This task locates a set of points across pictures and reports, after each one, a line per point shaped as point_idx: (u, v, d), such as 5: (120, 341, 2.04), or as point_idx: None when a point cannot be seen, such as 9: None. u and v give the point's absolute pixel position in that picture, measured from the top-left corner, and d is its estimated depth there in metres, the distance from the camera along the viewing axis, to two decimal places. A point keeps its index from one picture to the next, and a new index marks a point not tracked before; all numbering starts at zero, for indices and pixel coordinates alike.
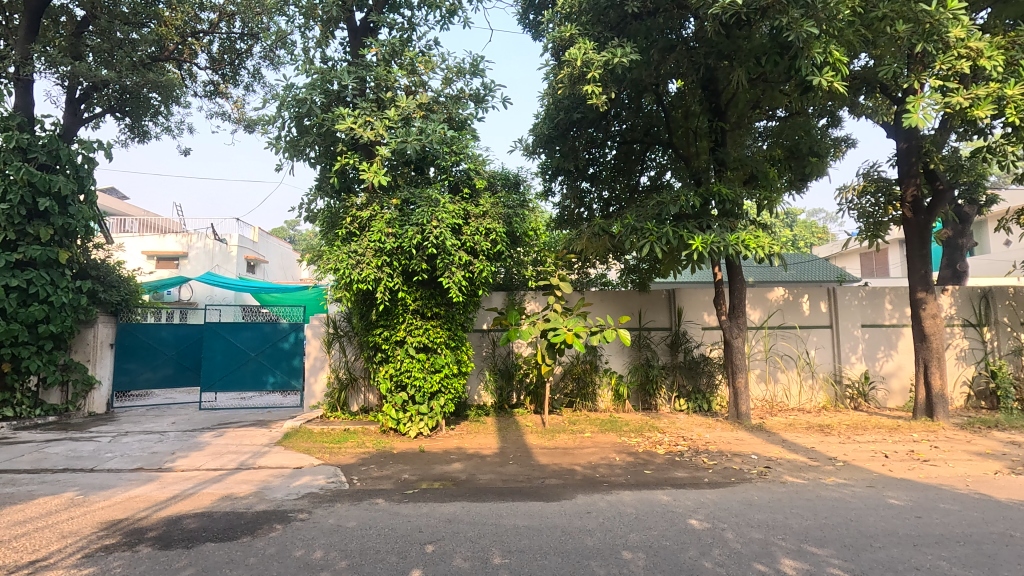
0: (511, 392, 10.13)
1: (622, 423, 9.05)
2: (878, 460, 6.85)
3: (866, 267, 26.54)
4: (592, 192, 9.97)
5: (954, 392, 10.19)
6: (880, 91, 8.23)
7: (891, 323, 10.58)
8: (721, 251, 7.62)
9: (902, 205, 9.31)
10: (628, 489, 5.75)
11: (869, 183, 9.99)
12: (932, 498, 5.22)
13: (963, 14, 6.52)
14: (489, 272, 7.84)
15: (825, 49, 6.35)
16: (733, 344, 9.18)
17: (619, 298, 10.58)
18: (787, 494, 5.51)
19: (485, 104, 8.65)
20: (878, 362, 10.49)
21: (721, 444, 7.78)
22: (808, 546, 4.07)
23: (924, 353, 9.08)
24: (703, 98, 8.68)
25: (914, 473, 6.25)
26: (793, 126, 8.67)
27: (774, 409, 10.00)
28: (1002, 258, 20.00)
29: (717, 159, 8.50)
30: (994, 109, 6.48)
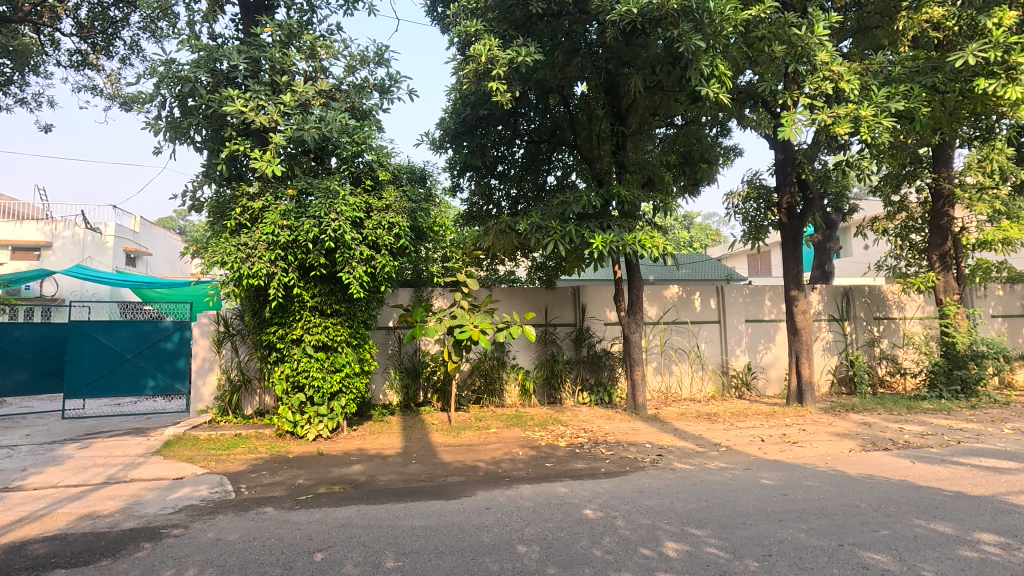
0: (418, 390, 9.97)
1: (528, 417, 9.20)
2: (755, 444, 7.48)
3: (753, 268, 29.04)
4: (500, 190, 10.02)
5: (821, 380, 11.37)
6: (762, 106, 8.96)
7: (770, 318, 11.60)
8: (619, 250, 7.93)
9: (779, 211, 10.23)
10: (528, 483, 5.85)
11: (752, 190, 10.88)
12: (797, 476, 5.79)
13: (827, 40, 7.29)
14: (392, 268, 7.65)
15: (712, 63, 6.84)
16: (632, 339, 9.63)
17: (526, 295, 10.76)
18: (675, 479, 5.88)
19: (391, 95, 8.41)
20: (759, 354, 11.46)
21: (619, 434, 8.13)
22: (690, 528, 4.35)
23: (796, 345, 10.05)
24: (606, 103, 9.00)
25: (785, 454, 6.90)
26: (687, 134, 9.24)
27: (668, 399, 10.63)
28: (862, 261, 22.68)
29: (618, 161, 8.95)
30: (851, 127, 7.29)
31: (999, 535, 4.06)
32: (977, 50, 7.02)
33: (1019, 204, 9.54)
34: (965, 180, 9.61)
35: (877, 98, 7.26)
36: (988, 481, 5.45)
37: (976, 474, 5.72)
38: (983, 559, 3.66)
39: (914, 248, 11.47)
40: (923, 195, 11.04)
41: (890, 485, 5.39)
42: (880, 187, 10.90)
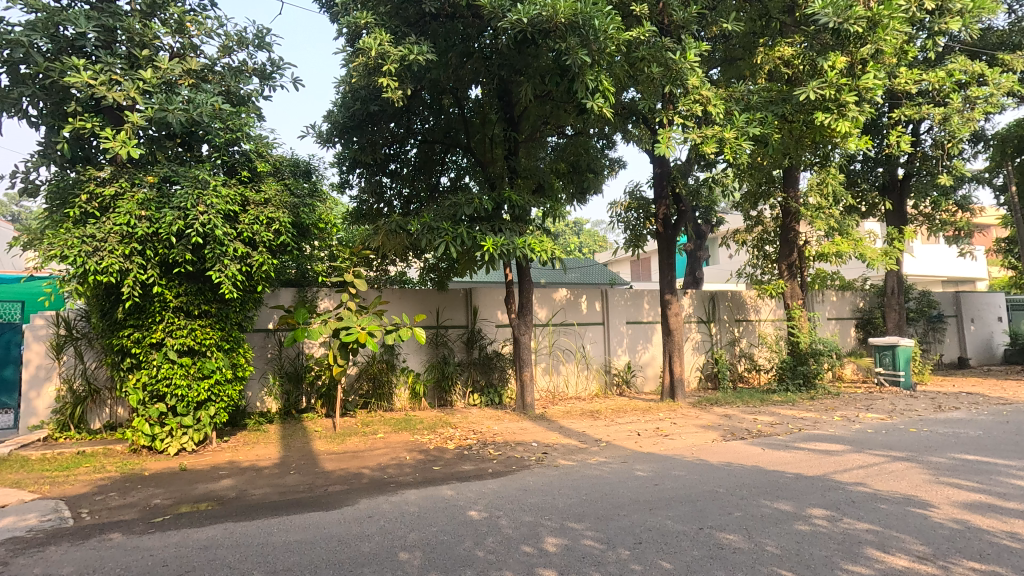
0: (300, 396, 9.40)
1: (416, 421, 9.05)
2: (632, 438, 7.98)
3: (635, 273, 31.07)
4: (391, 189, 9.78)
5: (692, 376, 12.40)
6: (643, 122, 9.58)
7: (648, 319, 12.45)
8: (509, 252, 8.06)
9: (656, 221, 11.01)
10: (414, 488, 5.74)
11: (632, 201, 11.61)
12: (667, 467, 6.26)
13: (697, 67, 8.00)
14: (270, 267, 7.16)
15: (596, 77, 7.21)
16: (521, 341, 9.83)
17: (417, 297, 10.57)
18: (558, 476, 6.09)
19: (273, 82, 7.88)
20: (638, 353, 12.25)
21: (507, 435, 8.27)
22: (569, 522, 4.52)
23: (670, 345, 10.89)
24: (499, 108, 9.13)
25: (658, 446, 7.44)
26: (576, 144, 9.66)
27: (555, 398, 11.02)
28: (727, 268, 25.17)
29: (510, 166, 9.10)
30: (717, 147, 8.07)
31: (826, 510, 4.68)
32: (817, 88, 8.09)
33: (849, 223, 11.07)
34: (808, 201, 10.99)
35: (738, 122, 8.08)
36: (820, 462, 6.27)
37: (811, 457, 6.57)
38: (814, 532, 4.20)
39: (768, 259, 12.93)
40: (775, 212, 12.51)
41: (743, 470, 6.01)
42: (742, 203, 12.17)
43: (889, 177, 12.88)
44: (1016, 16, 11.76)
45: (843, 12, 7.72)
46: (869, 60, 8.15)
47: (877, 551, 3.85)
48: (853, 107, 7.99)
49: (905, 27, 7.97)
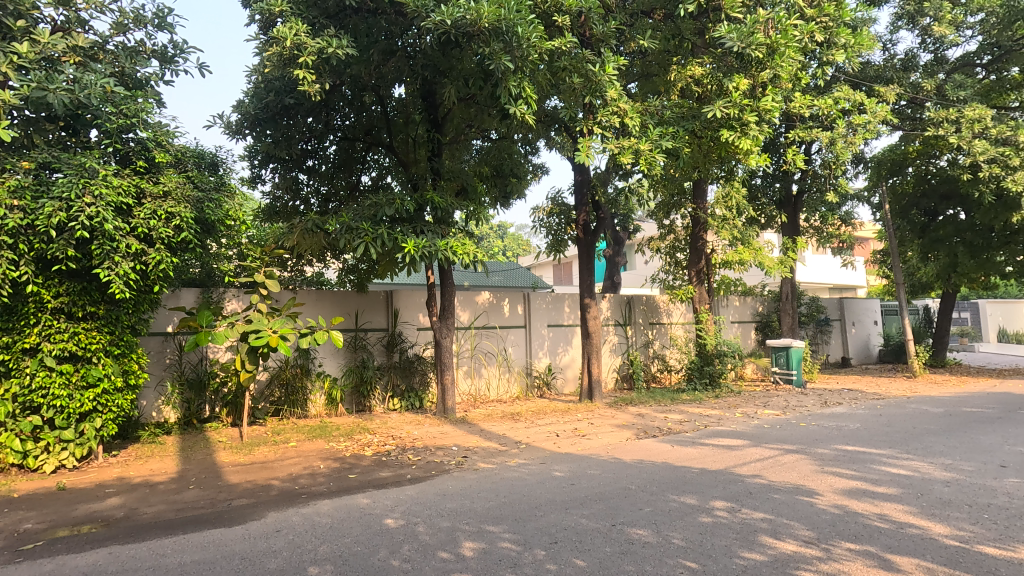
0: (203, 405, 8.75)
1: (332, 427, 8.70)
2: (551, 439, 8.13)
3: (557, 277, 31.78)
4: (308, 186, 9.35)
5: (609, 377, 12.84)
6: (565, 130, 9.84)
7: (569, 322, 12.76)
8: (430, 255, 7.95)
9: (577, 227, 11.32)
10: (327, 498, 5.51)
11: (554, 207, 11.91)
12: (583, 467, 6.44)
13: (615, 80, 8.33)
14: (169, 266, 6.62)
15: (519, 85, 7.31)
16: (442, 344, 9.74)
17: (334, 298, 10.18)
18: (478, 479, 6.09)
19: (175, 66, 7.31)
20: (559, 355, 12.53)
21: (427, 439, 8.15)
22: (487, 526, 4.52)
23: (588, 347, 11.21)
24: (423, 108, 9.01)
25: (575, 446, 7.64)
26: (500, 149, 9.74)
27: (477, 401, 11.01)
28: (643, 273, 26.37)
29: (433, 168, 9.00)
30: (634, 158, 8.46)
31: (727, 501, 5.01)
32: (723, 106, 8.68)
33: (751, 233, 11.95)
34: (714, 212, 11.88)
35: (653, 135, 8.50)
36: (722, 457, 6.70)
37: (715, 452, 7.00)
38: (715, 523, 4.48)
39: (679, 265, 13.65)
40: (685, 222, 13.29)
41: (654, 467, 6.30)
42: (656, 212, 12.82)
43: (784, 192, 14.06)
44: (889, 54, 13.25)
45: (746, 38, 8.34)
46: (768, 83, 8.84)
47: (770, 538, 4.16)
48: (754, 127, 8.64)
49: (799, 56, 8.74)
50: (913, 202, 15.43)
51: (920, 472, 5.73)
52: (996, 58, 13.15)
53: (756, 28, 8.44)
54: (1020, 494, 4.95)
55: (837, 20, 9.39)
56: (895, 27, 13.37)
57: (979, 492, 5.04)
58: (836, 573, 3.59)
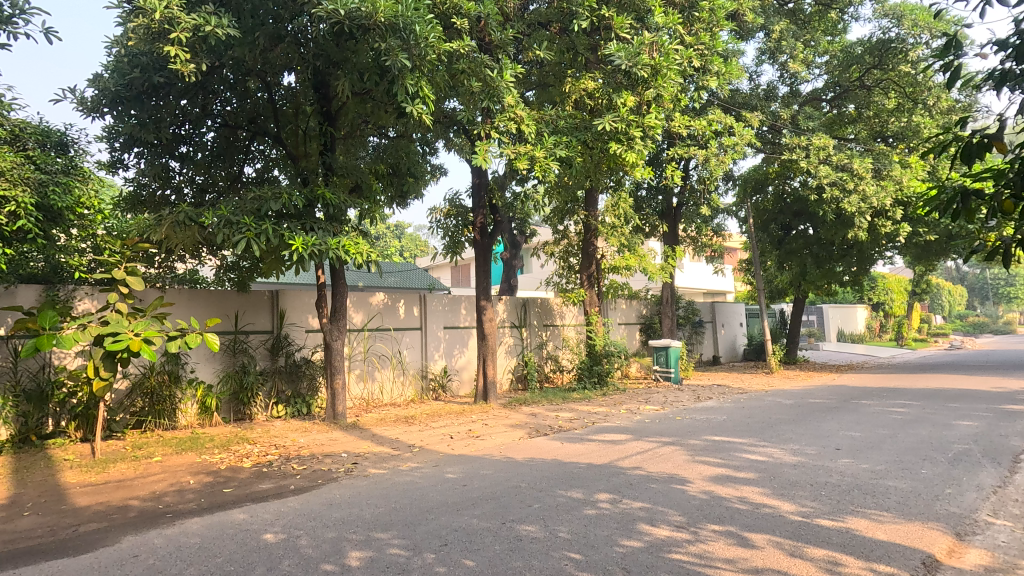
0: (45, 418, 7.64)
1: (206, 439, 7.96)
2: (445, 441, 8.08)
3: (455, 279, 31.70)
4: (181, 174, 8.54)
5: (504, 378, 13.06)
6: (463, 132, 9.88)
7: (465, 324, 12.78)
8: (320, 253, 7.56)
9: (473, 230, 11.38)
10: (196, 516, 5.05)
11: (452, 209, 12.00)
12: (476, 467, 6.48)
13: (512, 87, 8.53)
14: (2, 257, 5.74)
15: (416, 83, 7.22)
16: (333, 347, 9.31)
17: (211, 298, 9.36)
18: (367, 486, 5.90)
19: (13, 27, 6.34)
20: (455, 357, 12.51)
21: (314, 447, 7.75)
22: (375, 533, 4.40)
23: (484, 349, 11.32)
24: (314, 100, 8.62)
25: (468, 448, 7.66)
26: (397, 147, 9.52)
27: (369, 406, 10.66)
28: (538, 277, 27.14)
29: (325, 162, 8.62)
30: (529, 164, 8.77)
31: (610, 493, 5.30)
32: (612, 120, 9.19)
33: (636, 241, 12.95)
34: (605, 219, 12.63)
35: (547, 143, 8.82)
36: (608, 451, 7.07)
37: (601, 447, 7.38)
38: (599, 514, 4.72)
39: (572, 270, 14.15)
40: (577, 228, 13.92)
41: (544, 465, 6.50)
42: (551, 218, 13.30)
43: (666, 204, 15.19)
44: (754, 83, 14.82)
45: (633, 57, 8.90)
46: (652, 102, 9.50)
47: (647, 525, 4.47)
48: (639, 141, 9.25)
49: (679, 79, 9.49)
50: (773, 218, 17.36)
51: (774, 457, 6.45)
52: (837, 95, 15.15)
53: (642, 49, 9.04)
54: (851, 472, 5.75)
55: (711, 49, 10.34)
56: (760, 60, 14.96)
57: (818, 472, 5.78)
58: (702, 552, 3.94)
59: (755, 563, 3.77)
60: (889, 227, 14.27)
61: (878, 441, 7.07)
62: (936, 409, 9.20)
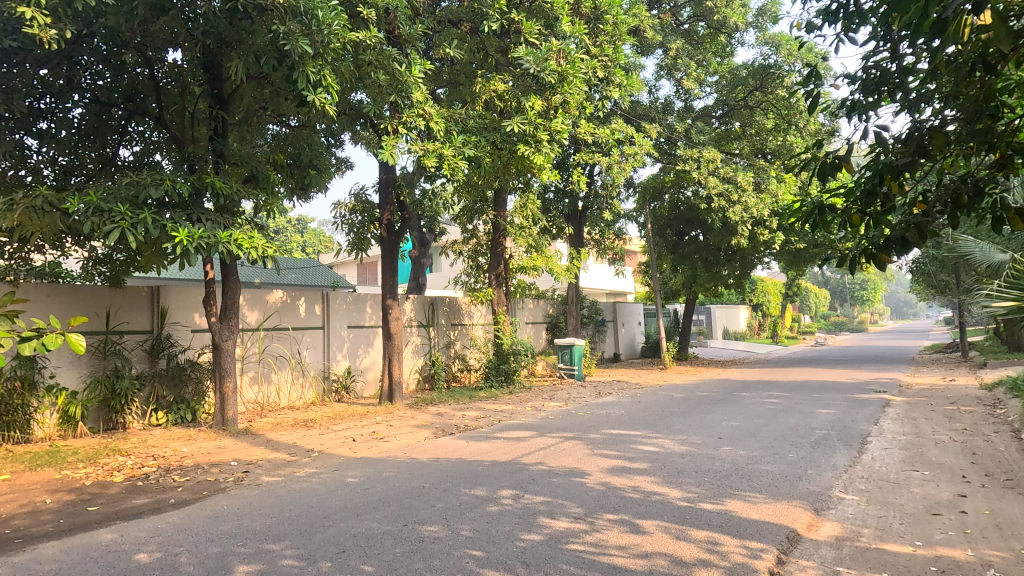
0: None
1: (68, 452, 7.08)
2: (347, 445, 7.80)
3: (361, 276, 30.71)
4: (40, 154, 7.54)
5: (410, 378, 12.86)
6: (370, 125, 9.58)
7: (371, 323, 12.40)
8: (209, 247, 6.98)
9: (380, 226, 11.08)
10: (53, 540, 4.48)
11: (358, 203, 11.56)
12: (378, 470, 6.32)
13: (421, 83, 8.42)
14: None
15: (319, 71, 6.90)
16: (223, 348, 8.65)
17: (76, 294, 8.39)
18: (259, 495, 5.55)
19: None
20: (359, 358, 12.09)
21: (199, 456, 7.16)
22: (266, 545, 4.16)
23: (389, 349, 11.07)
24: (204, 81, 7.99)
25: (371, 450, 7.46)
26: (300, 137, 8.92)
27: (264, 410, 10.03)
28: (447, 275, 27.02)
29: (215, 149, 7.99)
30: (437, 162, 8.74)
31: (513, 489, 5.40)
32: (521, 122, 9.34)
33: (544, 242, 13.29)
34: (513, 220, 12.83)
35: (456, 142, 8.82)
36: (512, 448, 7.19)
37: (505, 444, 7.48)
38: (501, 511, 4.78)
39: (480, 269, 14.23)
40: (486, 227, 14.01)
41: (449, 464, 6.48)
42: (460, 217, 13.33)
43: (572, 207, 15.72)
44: (653, 97, 15.75)
45: (541, 62, 9.14)
46: (559, 107, 9.75)
47: (547, 518, 4.60)
48: (546, 145, 9.47)
49: (584, 88, 9.85)
50: (668, 223, 18.52)
51: (665, 448, 6.90)
52: (725, 113, 16.45)
53: (550, 55, 9.29)
54: (730, 459, 6.29)
55: (614, 61, 10.85)
56: (659, 75, 15.91)
57: (703, 460, 6.26)
58: (598, 541, 4.12)
59: (645, 548, 4.00)
60: (766, 235, 15.78)
61: (754, 429, 7.79)
62: (802, 399, 10.29)
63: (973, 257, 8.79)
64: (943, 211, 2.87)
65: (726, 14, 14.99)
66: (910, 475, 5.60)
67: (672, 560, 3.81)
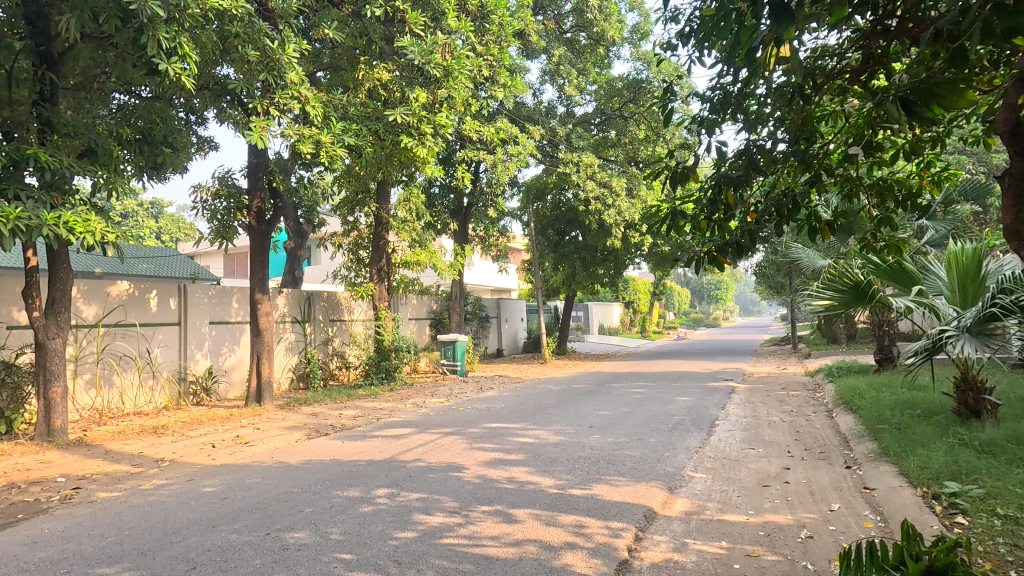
0: None
1: None
2: (204, 452, 7.11)
3: (229, 267, 28.19)
4: None
5: (282, 378, 12.06)
6: (238, 103, 8.81)
7: (236, 319, 11.43)
8: (29, 229, 5.96)
9: (248, 214, 10.26)
10: None
11: (223, 188, 10.48)
12: (240, 477, 5.85)
13: (296, 62, 7.88)
14: None
15: (174, 37, 6.20)
16: (48, 347, 7.47)
17: None
18: (93, 513, 4.88)
19: None
20: (221, 357, 11.06)
21: (14, 474, 6.11)
22: (97, 569, 3.67)
23: (258, 346, 10.29)
24: (25, 36, 6.85)
25: (233, 456, 6.87)
26: (150, 109, 8.01)
27: (104, 417, 8.82)
28: (327, 269, 25.75)
29: (41, 115, 6.85)
30: (314, 148, 8.29)
31: (388, 488, 5.28)
32: (403, 113, 9.10)
33: (428, 237, 13.13)
34: (396, 214, 12.53)
35: (335, 128, 8.40)
36: (390, 446, 7.03)
37: (383, 442, 7.29)
38: (374, 510, 4.66)
39: (361, 263, 13.76)
40: (368, 220, 13.54)
41: (320, 466, 6.17)
42: (339, 208, 12.78)
43: (456, 203, 15.75)
44: (537, 100, 16.28)
45: (426, 54, 9.04)
46: (444, 102, 9.62)
47: (422, 514, 4.57)
48: (430, 138, 9.32)
49: (469, 85, 9.87)
50: (550, 223, 19.26)
51: (540, 439, 7.16)
52: (602, 121, 17.42)
53: (435, 48, 9.22)
54: (599, 446, 6.70)
55: (499, 61, 11.06)
56: (543, 79, 16.54)
57: (574, 448, 6.59)
58: (472, 533, 4.18)
59: (516, 536, 4.13)
60: (637, 237, 17.02)
61: (621, 417, 8.36)
62: (664, 389, 11.24)
63: (801, 262, 10.16)
64: (769, 220, 3.28)
65: (604, 28, 15.91)
66: (747, 453, 6.36)
67: (542, 545, 3.97)
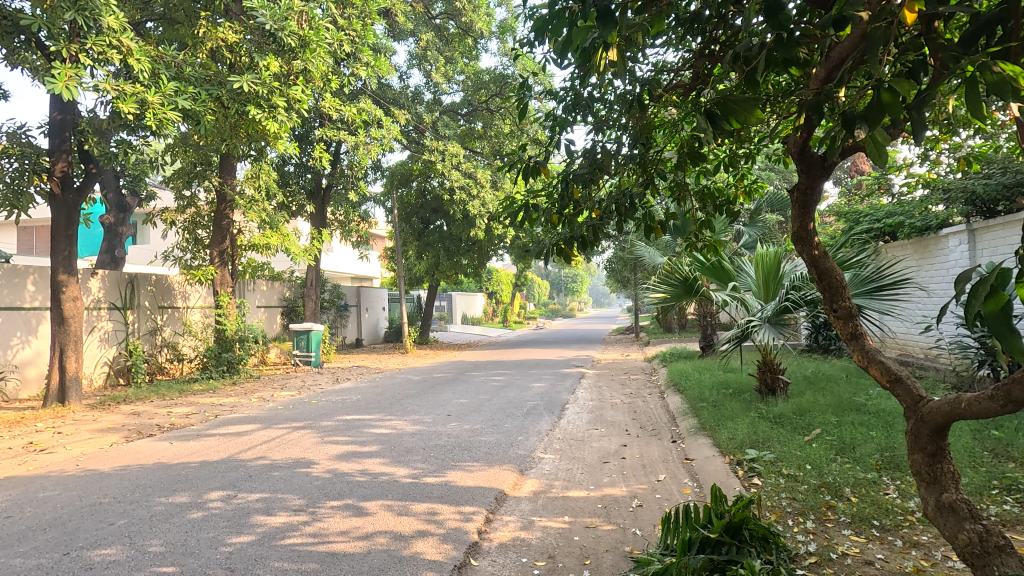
0: None
1: None
2: None
3: (25, 243, 23.60)
4: None
5: (96, 373, 10.38)
6: (38, 45, 7.36)
7: (31, 305, 9.59)
8: None
9: (49, 179, 8.65)
10: None
11: (13, 145, 8.52)
12: (31, 490, 4.92)
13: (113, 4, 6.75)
14: None
15: None
16: None
17: None
18: None
19: None
20: (11, 350, 9.21)
21: None
22: None
23: (61, 337, 8.74)
24: None
25: (23, 467, 5.77)
26: None
27: None
28: (157, 249, 22.74)
29: None
30: (139, 108, 7.20)
31: (223, 490, 4.83)
32: (251, 81, 8.26)
33: (280, 218, 12.16)
34: (243, 191, 11.33)
35: (165, 88, 7.38)
36: (229, 445, 6.43)
37: (220, 441, 6.64)
38: (205, 516, 4.23)
39: (200, 243, 12.33)
40: (209, 196, 12.17)
41: (140, 471, 5.44)
42: (173, 179, 11.36)
43: (314, 183, 14.79)
44: (404, 83, 15.90)
45: (278, 20, 8.36)
46: (299, 74, 8.94)
47: (262, 516, 4.24)
48: (283, 112, 8.61)
49: (328, 60, 9.29)
50: (415, 211, 19.02)
51: (396, 429, 7.05)
52: (469, 112, 17.52)
53: (290, 14, 8.55)
54: (455, 433, 6.78)
55: (362, 39, 10.59)
56: (410, 64, 16.27)
57: (431, 437, 6.59)
58: (318, 530, 3.98)
59: (366, 529, 4.01)
60: (500, 229, 17.44)
61: (478, 404, 8.55)
62: (520, 376, 11.71)
63: (643, 259, 11.14)
64: (609, 217, 3.54)
65: (472, 19, 15.96)
66: (592, 433, 6.87)
67: (392, 536, 3.91)
